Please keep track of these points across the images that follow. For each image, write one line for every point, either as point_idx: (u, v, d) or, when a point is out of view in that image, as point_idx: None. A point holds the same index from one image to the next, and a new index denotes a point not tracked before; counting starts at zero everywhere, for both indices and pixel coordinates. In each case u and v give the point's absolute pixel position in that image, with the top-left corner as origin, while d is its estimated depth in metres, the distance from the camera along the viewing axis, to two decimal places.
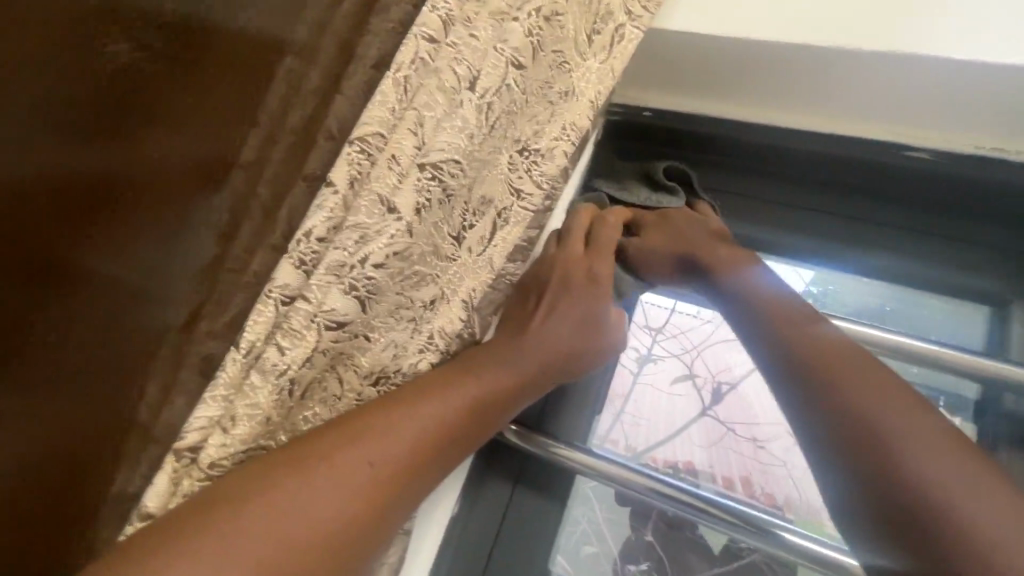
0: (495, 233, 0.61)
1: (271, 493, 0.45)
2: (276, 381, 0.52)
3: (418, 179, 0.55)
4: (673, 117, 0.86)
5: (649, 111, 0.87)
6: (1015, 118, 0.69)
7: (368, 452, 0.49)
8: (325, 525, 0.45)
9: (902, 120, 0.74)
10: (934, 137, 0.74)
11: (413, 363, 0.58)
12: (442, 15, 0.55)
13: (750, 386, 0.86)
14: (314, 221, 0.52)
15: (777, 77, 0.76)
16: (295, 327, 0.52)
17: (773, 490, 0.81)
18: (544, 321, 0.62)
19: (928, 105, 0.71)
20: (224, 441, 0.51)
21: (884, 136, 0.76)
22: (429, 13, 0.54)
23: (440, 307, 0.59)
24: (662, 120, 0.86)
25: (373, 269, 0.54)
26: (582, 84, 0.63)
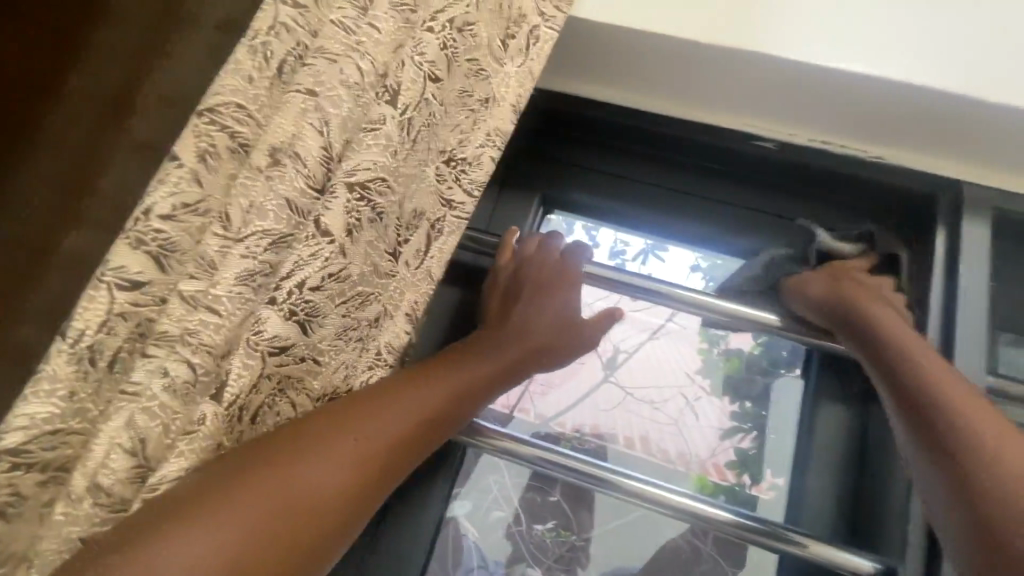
0: (431, 245, 0.60)
1: (268, 468, 0.45)
2: (223, 411, 0.47)
3: (347, 201, 0.50)
4: (568, 102, 0.87)
5: (537, 91, 0.87)
6: (871, 126, 0.76)
7: (363, 429, 0.50)
8: (320, 495, 0.46)
9: (779, 118, 0.80)
10: (793, 134, 0.81)
11: (363, 381, 0.57)
12: None
13: (644, 352, 0.93)
14: (154, 197, 0.43)
15: (667, 61, 0.77)
16: (168, 332, 0.43)
17: (667, 446, 0.88)
18: (525, 316, 0.70)
19: (799, 108, 0.77)
20: (142, 468, 0.43)
21: (763, 131, 0.81)
22: None
23: (385, 324, 0.58)
24: (566, 107, 0.87)
25: (311, 292, 0.50)
26: (502, 89, 0.62)
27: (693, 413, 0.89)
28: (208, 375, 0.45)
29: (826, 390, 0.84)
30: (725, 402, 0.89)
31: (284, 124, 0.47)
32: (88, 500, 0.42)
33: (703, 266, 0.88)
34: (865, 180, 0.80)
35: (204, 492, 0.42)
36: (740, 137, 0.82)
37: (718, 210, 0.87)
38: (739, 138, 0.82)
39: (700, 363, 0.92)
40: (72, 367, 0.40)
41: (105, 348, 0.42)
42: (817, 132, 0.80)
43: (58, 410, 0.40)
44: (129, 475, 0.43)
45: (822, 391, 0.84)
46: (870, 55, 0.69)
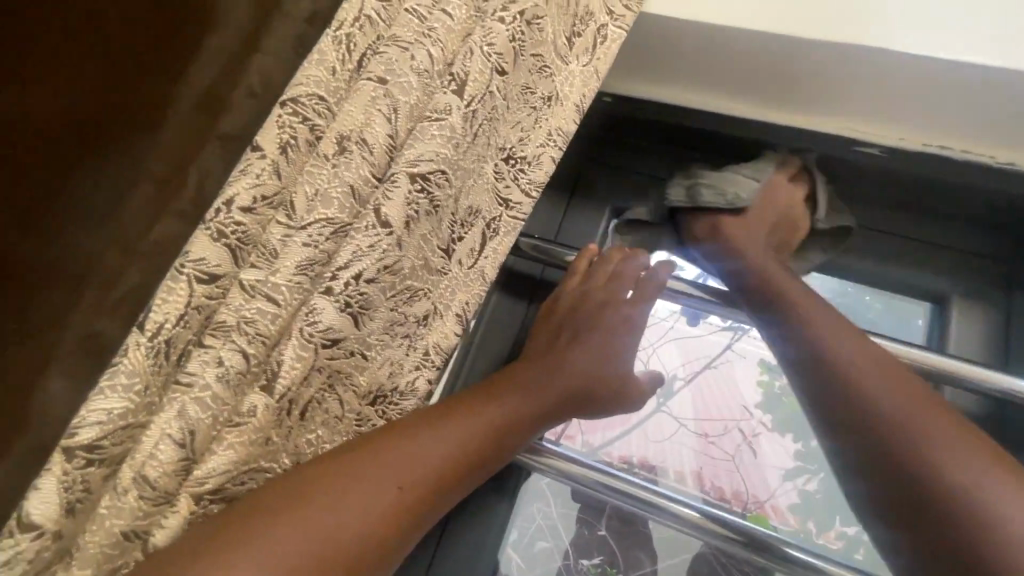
0: (485, 245, 0.56)
1: (300, 507, 0.42)
2: (274, 403, 0.45)
3: (407, 191, 0.48)
4: (638, 106, 0.83)
5: (609, 95, 0.84)
6: (994, 126, 0.67)
7: (398, 472, 0.46)
8: (349, 544, 0.42)
9: (880, 119, 0.72)
10: (904, 137, 0.73)
11: (409, 382, 0.53)
12: None
13: (705, 380, 0.86)
14: (236, 188, 0.43)
15: (765, 63, 0.71)
16: (224, 322, 0.43)
17: (723, 484, 0.80)
18: (574, 349, 0.64)
19: (907, 106, 0.69)
20: (187, 462, 0.42)
21: (859, 134, 0.74)
22: None
23: (434, 323, 0.54)
24: (626, 111, 0.85)
25: (366, 284, 0.47)
26: (566, 88, 0.58)
27: (753, 449, 0.81)
28: (261, 368, 0.44)
29: None
30: (788, 439, 0.81)
31: (355, 112, 0.47)
32: (133, 492, 0.40)
33: None
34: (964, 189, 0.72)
35: (252, 513, 0.41)
36: (833, 141, 0.76)
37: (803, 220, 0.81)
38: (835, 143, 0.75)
39: (760, 396, 0.83)
40: (151, 360, 0.41)
41: (178, 342, 0.42)
42: (937, 136, 0.71)
43: (134, 403, 0.40)
44: (174, 467, 0.41)
45: None
46: (1003, 41, 0.60)
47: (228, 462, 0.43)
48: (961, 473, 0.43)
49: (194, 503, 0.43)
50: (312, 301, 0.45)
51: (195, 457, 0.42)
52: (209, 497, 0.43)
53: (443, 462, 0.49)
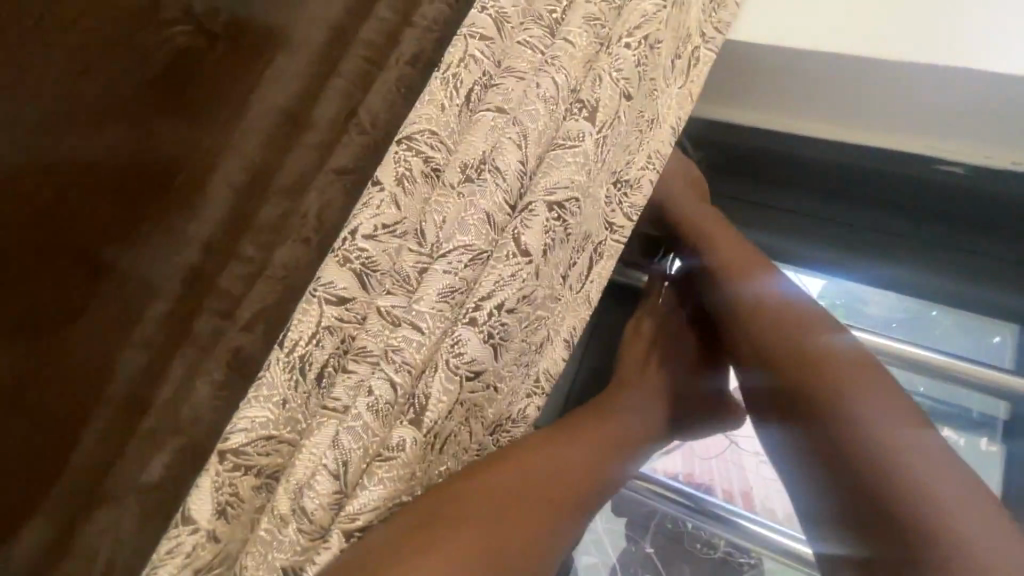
0: (592, 269, 0.57)
1: (466, 508, 0.46)
2: (421, 437, 0.47)
3: (545, 219, 0.50)
4: (723, 129, 0.85)
5: (698, 121, 0.87)
6: None
7: (541, 477, 0.50)
8: (512, 542, 0.46)
9: (953, 137, 0.71)
10: (991, 155, 0.70)
11: (521, 409, 0.54)
12: (492, 15, 0.54)
13: None
14: (360, 219, 0.50)
15: (829, 90, 0.73)
16: (365, 347, 0.49)
17: (774, 506, 0.78)
18: (670, 369, 0.67)
19: (980, 125, 0.68)
20: (339, 495, 0.46)
21: (931, 152, 0.73)
22: (479, 13, 0.54)
23: (547, 349, 0.55)
24: (714, 133, 0.85)
25: (506, 315, 0.49)
26: (664, 109, 0.60)
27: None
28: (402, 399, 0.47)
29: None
30: None
31: (475, 143, 0.51)
32: (294, 525, 0.45)
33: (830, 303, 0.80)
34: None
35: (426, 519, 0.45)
36: (921, 161, 0.73)
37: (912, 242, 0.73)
38: (924, 164, 0.73)
39: None
40: (286, 373, 0.49)
41: (313, 360, 0.50)
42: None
43: (272, 417, 0.48)
44: (329, 500, 0.45)
45: None
46: None
47: (379, 497, 0.46)
48: (927, 472, 0.44)
49: (345, 540, 0.44)
50: (455, 331, 0.48)
51: (347, 492, 0.46)
52: (358, 534, 0.45)
53: (571, 472, 0.52)
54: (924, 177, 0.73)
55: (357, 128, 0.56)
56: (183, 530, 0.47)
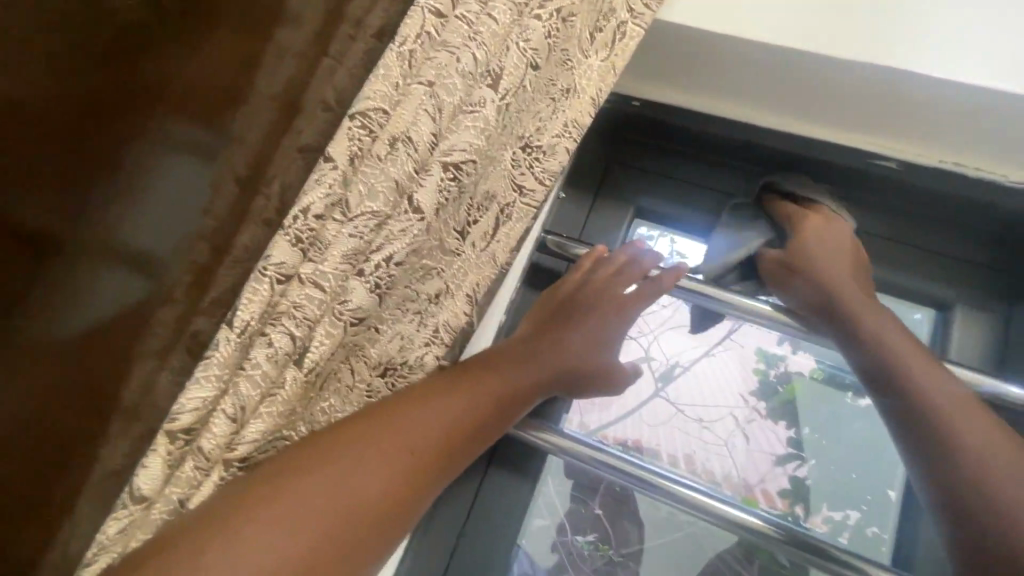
0: (498, 230, 0.61)
1: (326, 470, 0.48)
2: (302, 376, 0.53)
3: (439, 178, 0.55)
4: (660, 109, 0.89)
5: (638, 101, 0.90)
6: (985, 139, 0.74)
7: (410, 440, 0.52)
8: (372, 502, 0.49)
9: (882, 132, 0.79)
10: (922, 154, 0.79)
11: (419, 356, 0.60)
12: None
13: (701, 369, 0.91)
14: (312, 197, 0.52)
15: (783, 84, 0.79)
16: (286, 310, 0.52)
17: (713, 466, 0.87)
18: (571, 336, 0.69)
19: (911, 123, 0.76)
20: (235, 432, 0.51)
21: (863, 145, 0.81)
22: None
23: (445, 302, 0.60)
24: (647, 112, 0.90)
25: (394, 266, 0.55)
26: (583, 82, 0.62)
27: (743, 434, 0.87)
28: (294, 350, 0.52)
29: None
30: (780, 426, 0.87)
31: (406, 115, 0.54)
32: (191, 463, 0.50)
33: None
34: (932, 192, 0.80)
35: (285, 475, 0.47)
36: (851, 152, 0.81)
37: None
38: (844, 151, 0.81)
39: (756, 383, 0.89)
40: (238, 353, 0.51)
41: (250, 332, 0.51)
42: (952, 153, 0.77)
43: (221, 388, 0.50)
44: (225, 439, 0.51)
45: None
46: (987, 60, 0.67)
47: (260, 432, 0.52)
48: None
49: (224, 468, 0.52)
50: (346, 283, 0.54)
51: (239, 431, 0.52)
52: (237, 464, 0.52)
53: (443, 432, 0.54)
54: (839, 163, 0.82)
55: (319, 103, 0.55)
56: (133, 507, 0.50)
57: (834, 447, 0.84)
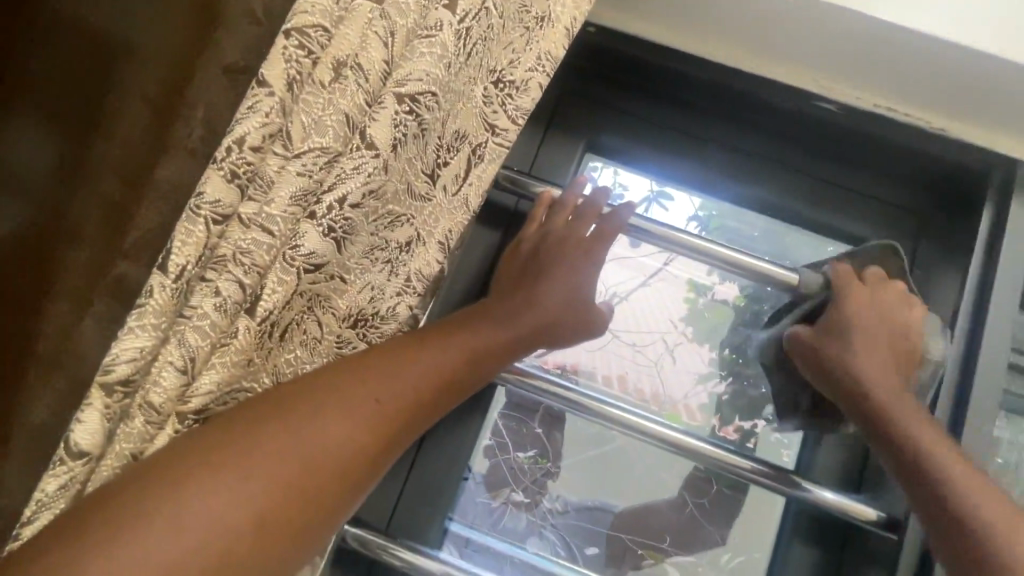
0: (470, 172, 0.59)
1: (289, 417, 0.48)
2: (256, 326, 0.51)
3: (394, 111, 0.51)
4: (616, 36, 0.90)
5: (593, 26, 0.91)
6: (916, 86, 0.82)
7: (375, 390, 0.52)
8: (336, 450, 0.49)
9: (828, 75, 0.86)
10: (859, 96, 0.86)
11: (390, 307, 0.58)
12: None
13: (636, 296, 0.95)
14: (246, 126, 0.48)
15: (742, 23, 0.83)
16: (225, 255, 0.49)
17: (642, 385, 0.93)
18: (544, 291, 0.69)
19: (851, 66, 0.83)
20: (187, 384, 0.49)
21: (808, 85, 0.87)
22: None
23: (416, 249, 0.58)
24: (610, 42, 0.91)
25: (350, 210, 0.52)
26: (558, 9, 0.58)
27: (672, 357, 0.94)
28: (248, 298, 0.50)
29: None
30: (704, 348, 0.94)
31: (352, 34, 0.50)
32: (142, 417, 0.49)
33: (702, 216, 0.95)
34: (864, 133, 0.88)
35: (246, 421, 0.47)
36: (798, 95, 0.87)
37: (772, 173, 0.93)
38: (788, 92, 0.87)
39: (686, 311, 0.95)
40: (173, 300, 0.49)
41: (187, 277, 0.49)
42: (884, 97, 0.86)
43: (158, 336, 0.48)
44: (175, 392, 0.49)
45: None
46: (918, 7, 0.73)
47: (215, 383, 0.50)
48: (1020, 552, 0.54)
49: (179, 422, 0.50)
50: (298, 226, 0.51)
51: (190, 382, 0.49)
52: (193, 417, 0.50)
53: (412, 383, 0.54)
54: (779, 105, 0.88)
55: (247, 17, 0.49)
56: (73, 462, 0.49)
57: (748, 366, 0.93)
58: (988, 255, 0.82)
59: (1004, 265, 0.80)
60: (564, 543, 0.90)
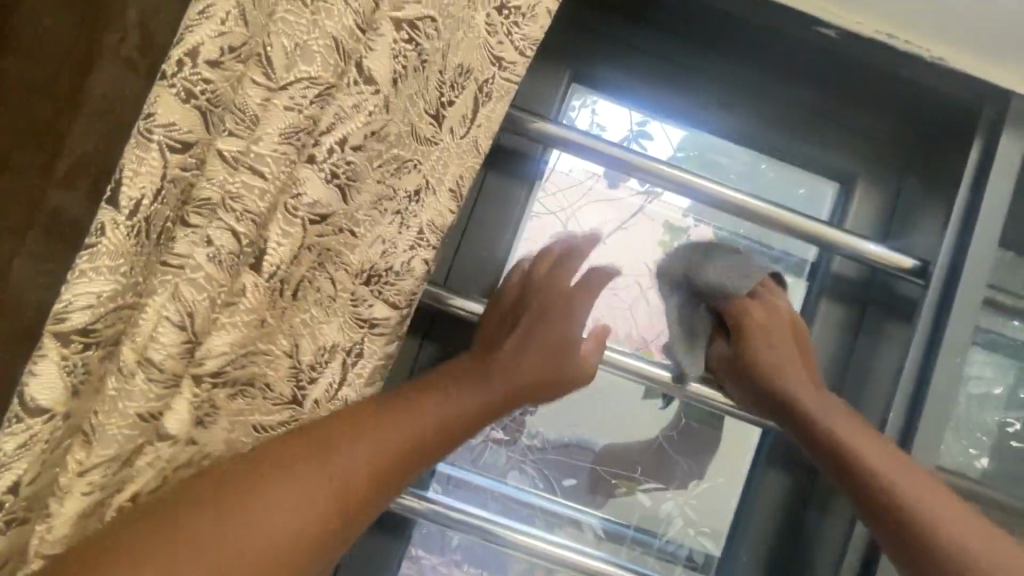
0: (477, 111, 0.55)
1: (249, 493, 0.48)
2: (263, 283, 0.52)
3: (392, 39, 0.51)
4: None
5: None
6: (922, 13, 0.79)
7: (338, 469, 0.51)
8: (295, 531, 0.48)
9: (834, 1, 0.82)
10: (863, 24, 0.83)
11: (405, 261, 0.55)
12: None
13: (616, 240, 0.93)
14: (201, 36, 0.48)
15: None
16: (208, 198, 0.50)
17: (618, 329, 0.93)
18: (519, 348, 0.68)
19: None
20: (194, 344, 0.52)
21: (809, 9, 0.84)
22: None
23: (426, 199, 0.55)
24: None
25: (351, 153, 0.52)
26: None
27: (646, 300, 0.93)
28: (247, 247, 0.51)
29: (824, 286, 0.92)
30: None
31: None
32: (141, 375, 0.51)
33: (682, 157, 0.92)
34: (856, 61, 0.85)
35: (206, 496, 0.47)
36: (797, 19, 0.84)
37: (764, 108, 0.92)
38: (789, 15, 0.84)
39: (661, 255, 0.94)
40: (132, 241, 0.49)
41: (157, 218, 0.50)
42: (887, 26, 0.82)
43: (120, 283, 0.49)
44: (177, 349, 0.51)
45: (827, 288, 0.92)
46: None
47: (230, 343, 0.52)
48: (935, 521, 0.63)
49: (196, 386, 0.52)
50: (296, 173, 0.51)
51: (196, 339, 0.51)
52: (209, 379, 0.53)
53: (376, 459, 0.53)
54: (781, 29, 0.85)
55: None
56: (33, 421, 0.50)
57: None
58: (972, 188, 0.83)
59: (989, 204, 0.81)
60: (542, 477, 0.92)
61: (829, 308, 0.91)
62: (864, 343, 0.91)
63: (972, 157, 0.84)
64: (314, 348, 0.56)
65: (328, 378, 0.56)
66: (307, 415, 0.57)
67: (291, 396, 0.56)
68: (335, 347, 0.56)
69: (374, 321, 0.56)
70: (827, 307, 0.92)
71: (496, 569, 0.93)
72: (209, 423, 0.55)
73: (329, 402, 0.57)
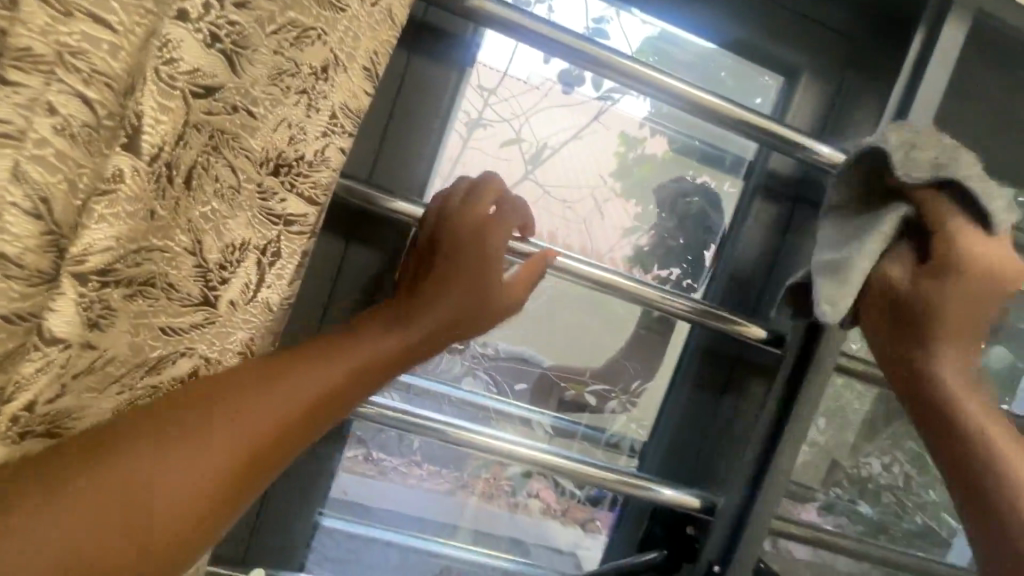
0: None
1: (99, 471, 0.42)
2: (144, 167, 0.44)
3: None
4: None
5: None
6: None
7: (213, 441, 0.46)
8: (161, 512, 0.43)
9: None
10: None
11: (319, 151, 0.52)
12: None
13: (570, 149, 0.90)
14: None
15: None
16: (31, 48, 0.38)
17: (571, 240, 0.92)
18: (432, 296, 0.62)
19: None
20: (63, 242, 0.41)
21: None
22: None
23: (336, 78, 0.51)
24: None
25: (235, 11, 0.46)
26: None
27: (601, 213, 0.92)
28: (114, 119, 0.41)
29: (758, 183, 0.93)
30: (632, 202, 0.93)
31: None
32: None
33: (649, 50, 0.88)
34: None
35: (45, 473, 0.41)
36: None
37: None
38: None
39: (616, 166, 0.91)
40: None
41: None
42: None
43: None
44: (37, 242, 0.40)
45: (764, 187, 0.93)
46: None
47: (117, 235, 0.45)
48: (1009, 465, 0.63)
49: (82, 284, 0.45)
50: (164, 32, 0.43)
51: (63, 233, 0.41)
52: (98, 279, 0.45)
53: (260, 427, 0.48)
54: None
55: None
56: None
57: (671, 219, 0.94)
58: (916, 68, 0.82)
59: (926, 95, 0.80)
60: (494, 382, 0.95)
61: (762, 206, 0.93)
62: (790, 242, 0.94)
63: (913, 46, 0.82)
64: (220, 246, 0.52)
65: (242, 280, 0.53)
66: (221, 316, 0.53)
67: (202, 297, 0.52)
68: (246, 245, 0.53)
69: (288, 218, 0.53)
70: (760, 205, 0.93)
71: (453, 467, 0.98)
72: (106, 327, 0.48)
73: (247, 305, 0.54)
